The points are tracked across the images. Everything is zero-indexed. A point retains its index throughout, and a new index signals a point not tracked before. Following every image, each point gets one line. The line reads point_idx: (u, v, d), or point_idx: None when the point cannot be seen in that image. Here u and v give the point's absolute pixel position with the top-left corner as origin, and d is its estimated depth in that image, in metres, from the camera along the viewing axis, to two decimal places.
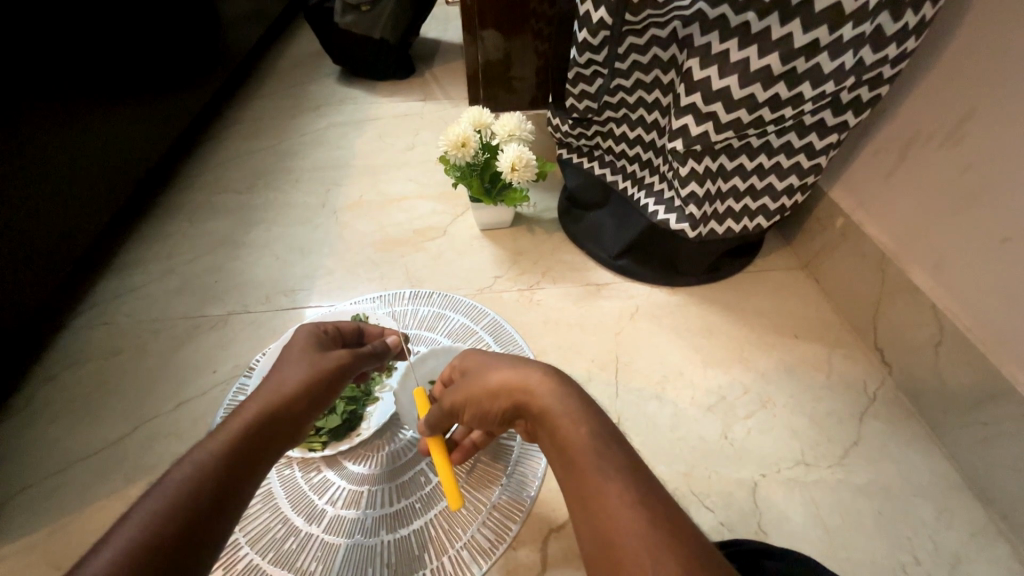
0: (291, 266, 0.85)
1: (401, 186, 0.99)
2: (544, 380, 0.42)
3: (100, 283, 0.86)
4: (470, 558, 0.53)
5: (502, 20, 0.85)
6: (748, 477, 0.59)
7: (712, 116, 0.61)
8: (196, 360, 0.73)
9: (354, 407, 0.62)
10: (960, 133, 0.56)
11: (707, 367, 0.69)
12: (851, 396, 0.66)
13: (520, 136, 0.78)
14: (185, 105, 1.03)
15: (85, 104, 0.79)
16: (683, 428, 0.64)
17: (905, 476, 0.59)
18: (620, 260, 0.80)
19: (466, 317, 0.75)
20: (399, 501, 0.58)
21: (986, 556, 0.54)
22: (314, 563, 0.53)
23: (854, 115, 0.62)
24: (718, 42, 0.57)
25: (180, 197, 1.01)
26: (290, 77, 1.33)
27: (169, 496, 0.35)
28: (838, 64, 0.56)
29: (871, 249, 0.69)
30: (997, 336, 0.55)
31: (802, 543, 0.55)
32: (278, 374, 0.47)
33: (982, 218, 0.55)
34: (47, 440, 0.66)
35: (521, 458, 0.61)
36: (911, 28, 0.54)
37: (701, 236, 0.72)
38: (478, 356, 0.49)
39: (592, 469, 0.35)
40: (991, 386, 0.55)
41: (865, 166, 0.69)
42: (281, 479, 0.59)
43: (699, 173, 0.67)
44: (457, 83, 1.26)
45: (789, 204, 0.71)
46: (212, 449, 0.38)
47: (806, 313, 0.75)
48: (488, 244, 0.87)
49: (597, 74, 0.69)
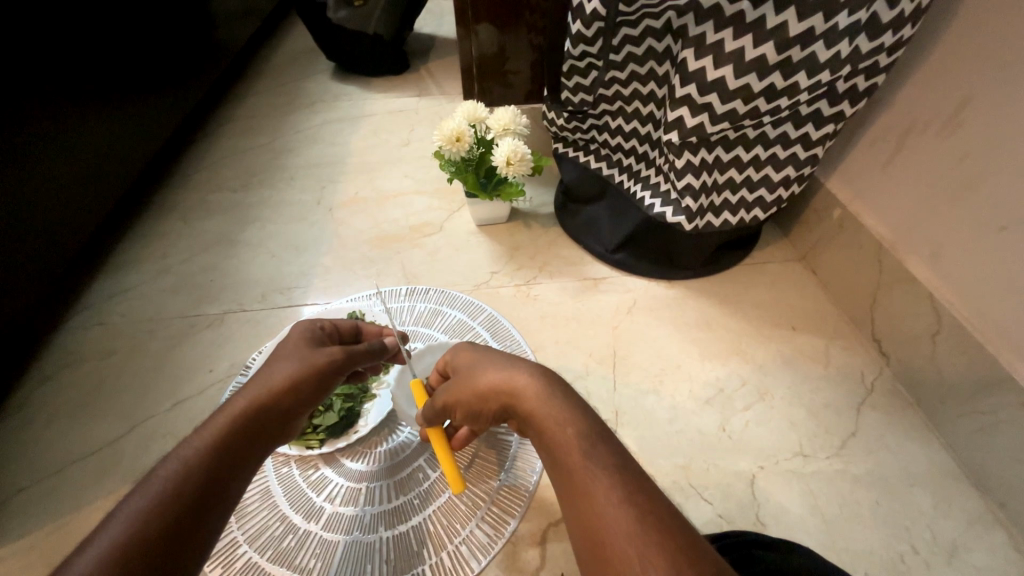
0: (288, 263, 0.85)
1: (397, 182, 0.99)
2: (532, 383, 0.41)
3: (96, 283, 0.86)
4: (470, 554, 0.54)
5: (495, 13, 0.83)
6: (746, 469, 0.59)
7: (707, 107, 0.60)
8: (194, 359, 0.74)
9: (351, 405, 0.63)
10: (957, 121, 0.56)
11: (705, 360, 0.69)
12: (849, 386, 0.66)
13: (514, 130, 0.78)
14: (180, 104, 1.03)
15: (79, 105, 0.79)
16: (681, 421, 0.64)
17: (903, 466, 0.59)
18: (618, 254, 0.80)
19: (463, 313, 0.75)
20: (397, 498, 0.58)
21: (984, 545, 0.54)
22: (313, 560, 0.53)
23: (851, 104, 0.61)
24: (713, 32, 0.56)
25: (176, 195, 1.01)
26: (284, 74, 1.33)
27: (155, 494, 0.35)
28: (833, 53, 0.55)
29: (869, 240, 0.68)
30: (994, 325, 0.55)
31: (800, 534, 0.55)
32: (267, 368, 0.46)
33: (980, 206, 0.55)
34: (45, 441, 0.67)
35: (519, 452, 0.61)
36: (907, 15, 0.53)
37: (699, 228, 0.72)
38: (469, 354, 0.48)
39: (580, 467, 0.35)
40: (990, 375, 0.55)
41: (863, 155, 0.68)
42: (279, 477, 0.59)
43: (696, 165, 0.67)
44: (453, 78, 1.26)
45: (786, 194, 0.70)
46: (200, 446, 0.39)
47: (804, 305, 0.75)
48: (486, 239, 0.87)
49: (592, 66, 0.69)
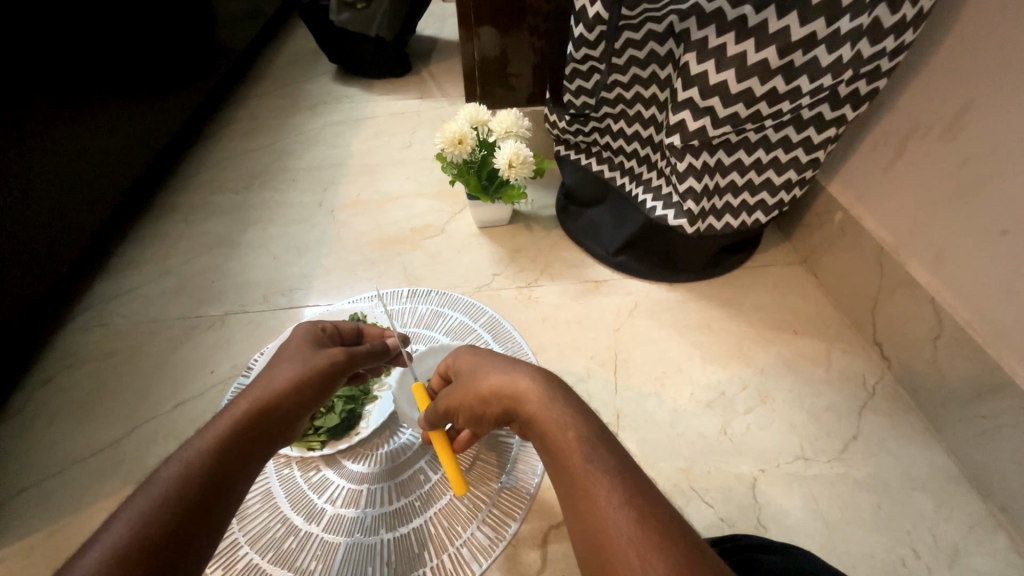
0: (289, 265, 0.86)
1: (399, 184, 0.99)
2: (533, 387, 0.41)
3: (97, 284, 0.86)
4: (470, 556, 0.54)
5: (498, 16, 0.84)
6: (747, 472, 0.59)
7: (709, 111, 0.60)
8: (196, 359, 0.74)
9: (352, 407, 0.63)
10: (958, 125, 0.56)
11: (706, 363, 0.69)
12: (850, 389, 0.66)
13: (517, 132, 0.78)
14: (183, 105, 1.03)
15: (82, 106, 0.79)
16: (682, 424, 0.64)
17: (905, 469, 0.59)
18: (619, 257, 0.80)
19: (464, 315, 0.75)
20: (398, 500, 0.58)
21: (986, 550, 0.54)
22: (313, 562, 0.53)
23: (852, 108, 0.61)
24: (715, 36, 0.56)
25: (178, 196, 1.01)
26: (287, 76, 1.33)
27: (157, 494, 0.35)
28: (835, 57, 0.55)
29: (871, 244, 0.68)
30: (996, 330, 0.55)
31: (802, 538, 0.55)
32: (269, 371, 0.46)
33: (981, 210, 0.55)
34: (46, 441, 0.67)
35: (520, 455, 0.61)
36: (909, 20, 0.53)
37: (700, 231, 0.72)
38: (470, 357, 0.48)
39: (581, 470, 0.35)
40: (991, 379, 0.55)
41: (864, 159, 0.69)
42: (280, 478, 0.59)
43: (698, 168, 0.67)
44: (455, 81, 1.26)
45: (788, 198, 0.70)
46: (201, 447, 0.39)
47: (805, 308, 0.75)
48: (487, 242, 0.87)
49: (594, 70, 0.69)
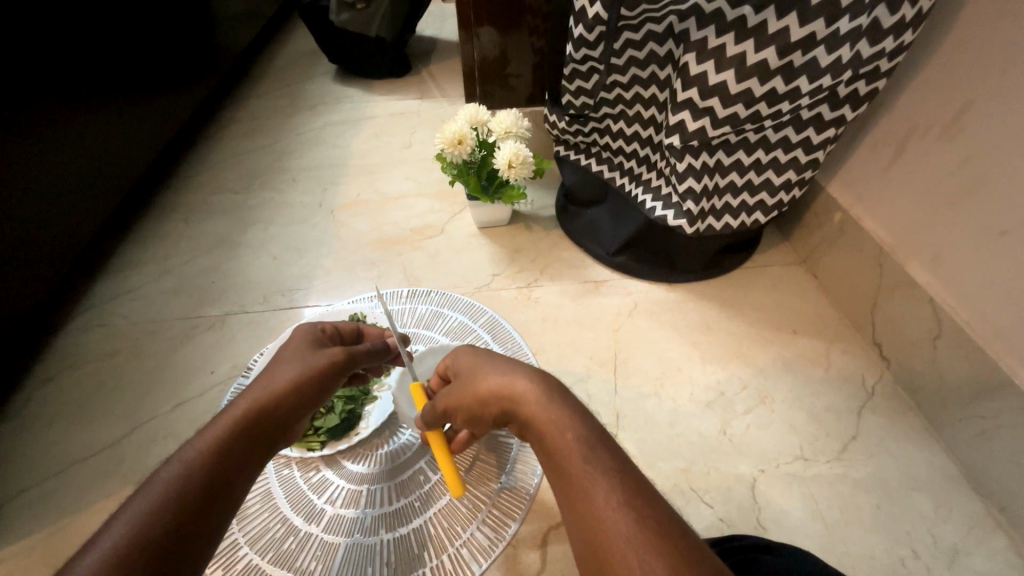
0: (289, 265, 0.86)
1: (399, 184, 0.99)
2: (531, 388, 0.41)
3: (97, 284, 0.86)
4: (470, 557, 0.54)
5: (497, 16, 0.84)
6: (747, 473, 0.59)
7: (709, 111, 0.60)
8: (196, 360, 0.74)
9: (352, 407, 0.63)
10: (957, 126, 0.56)
11: (705, 363, 0.69)
12: (849, 390, 0.66)
13: (516, 133, 0.78)
14: (183, 105, 1.03)
15: (83, 107, 0.80)
16: (681, 425, 0.64)
17: (904, 469, 0.59)
18: (619, 257, 0.80)
19: (464, 315, 0.75)
20: (398, 500, 0.58)
21: (985, 550, 0.54)
22: (313, 562, 0.53)
23: (852, 109, 0.61)
24: (714, 37, 0.56)
25: (178, 196, 1.01)
26: (287, 76, 1.33)
27: (157, 495, 0.35)
28: (834, 57, 0.55)
29: (870, 244, 0.68)
30: (995, 330, 0.55)
31: (801, 538, 0.55)
32: (268, 372, 0.46)
33: (980, 210, 0.55)
34: (46, 441, 0.67)
35: (519, 455, 0.61)
36: (908, 20, 0.53)
37: (700, 231, 0.72)
38: (469, 358, 0.48)
39: (579, 470, 0.35)
40: (990, 380, 0.55)
41: (863, 160, 0.69)
42: (280, 479, 0.59)
43: (697, 168, 0.67)
44: (454, 81, 1.26)
45: (787, 198, 0.70)
46: (201, 448, 0.39)
47: (805, 308, 0.75)
48: (487, 242, 0.87)
49: (593, 70, 0.69)
